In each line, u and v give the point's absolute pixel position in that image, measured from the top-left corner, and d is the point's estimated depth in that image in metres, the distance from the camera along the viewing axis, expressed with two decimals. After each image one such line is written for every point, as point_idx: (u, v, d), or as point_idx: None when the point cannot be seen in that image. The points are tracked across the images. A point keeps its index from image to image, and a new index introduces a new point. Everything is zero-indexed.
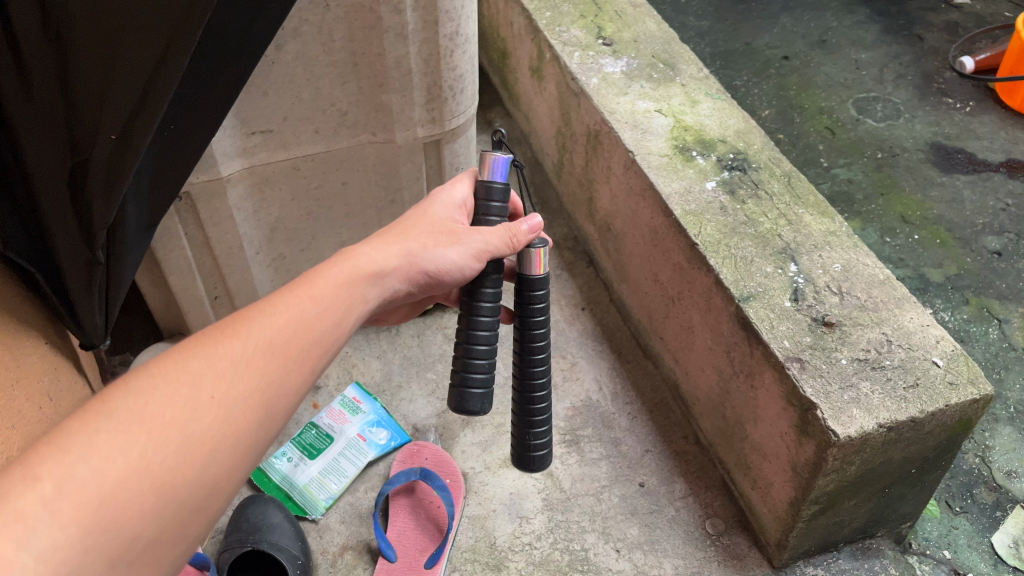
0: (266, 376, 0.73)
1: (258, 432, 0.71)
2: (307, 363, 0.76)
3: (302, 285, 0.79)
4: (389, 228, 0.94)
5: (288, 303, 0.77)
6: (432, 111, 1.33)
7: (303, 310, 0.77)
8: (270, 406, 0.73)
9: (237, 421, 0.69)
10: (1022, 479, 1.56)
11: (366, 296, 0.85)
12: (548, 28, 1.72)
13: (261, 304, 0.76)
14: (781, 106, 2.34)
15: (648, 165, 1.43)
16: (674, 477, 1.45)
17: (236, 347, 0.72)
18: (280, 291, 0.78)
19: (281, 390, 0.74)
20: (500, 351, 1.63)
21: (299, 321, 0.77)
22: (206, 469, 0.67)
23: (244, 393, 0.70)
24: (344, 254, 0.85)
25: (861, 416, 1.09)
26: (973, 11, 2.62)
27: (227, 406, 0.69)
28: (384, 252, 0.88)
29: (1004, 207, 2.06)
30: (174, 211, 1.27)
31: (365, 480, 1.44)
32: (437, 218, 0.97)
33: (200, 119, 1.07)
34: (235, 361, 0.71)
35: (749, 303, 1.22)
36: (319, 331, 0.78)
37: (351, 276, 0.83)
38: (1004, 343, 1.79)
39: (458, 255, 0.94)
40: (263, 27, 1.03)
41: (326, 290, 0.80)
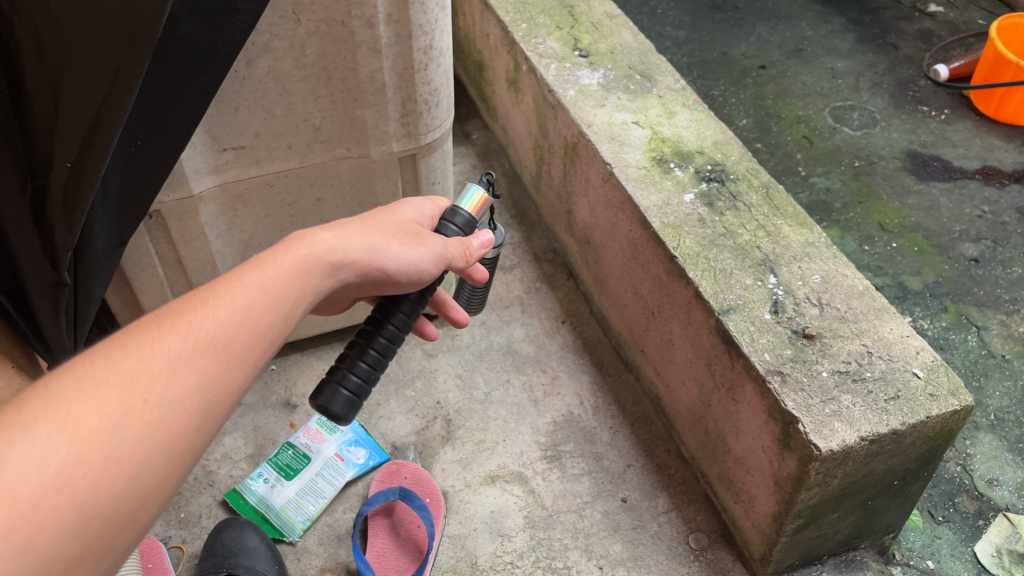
0: (206, 375, 0.67)
1: (197, 434, 0.66)
2: (250, 359, 0.71)
3: (248, 275, 0.74)
4: (349, 217, 0.89)
5: (231, 296, 0.72)
6: (407, 125, 1.31)
7: (249, 304, 0.72)
8: (211, 407, 0.67)
9: (172, 427, 0.64)
10: (1003, 487, 1.56)
11: (321, 287, 0.80)
12: (524, 40, 1.71)
13: (200, 296, 0.71)
14: (759, 116, 2.34)
15: (626, 177, 1.42)
16: (657, 492, 1.43)
17: (173, 345, 0.66)
18: (224, 281, 0.73)
19: (222, 390, 0.68)
20: (480, 366, 1.61)
21: (243, 316, 0.71)
22: (135, 481, 0.61)
23: (180, 396, 0.65)
24: (295, 241, 0.80)
25: (843, 430, 1.09)
26: (946, 19, 2.65)
27: (161, 410, 0.64)
28: (344, 243, 0.83)
29: (980, 214, 2.08)
30: (144, 229, 1.25)
31: (344, 500, 1.42)
32: (400, 219, 0.93)
33: (167, 135, 1.06)
34: (172, 360, 0.66)
35: (729, 316, 1.21)
36: (265, 326, 0.73)
37: (305, 265, 0.78)
38: (983, 350, 1.80)
39: (421, 258, 0.90)
40: (232, 36, 1.02)
41: (276, 282, 0.75)
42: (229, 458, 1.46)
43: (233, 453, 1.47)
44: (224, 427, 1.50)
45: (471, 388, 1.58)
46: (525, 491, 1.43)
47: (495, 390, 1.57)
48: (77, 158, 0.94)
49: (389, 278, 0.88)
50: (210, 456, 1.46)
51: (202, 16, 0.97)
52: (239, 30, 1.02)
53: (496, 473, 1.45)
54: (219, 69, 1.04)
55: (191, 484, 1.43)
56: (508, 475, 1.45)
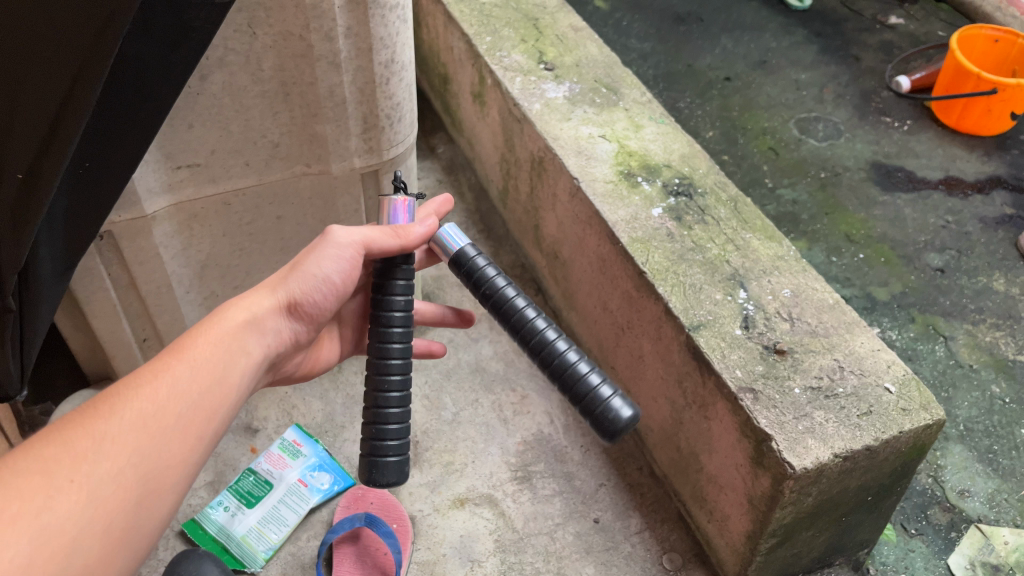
0: (136, 449, 0.74)
1: (135, 507, 0.73)
2: (184, 430, 0.79)
3: (168, 356, 0.83)
4: (263, 286, 0.98)
5: (155, 377, 0.80)
6: (369, 140, 1.28)
7: (172, 379, 0.80)
8: (148, 478, 0.75)
9: (108, 500, 0.71)
10: (974, 498, 1.56)
11: (246, 353, 0.89)
12: (488, 53, 1.69)
13: (126, 381, 0.79)
14: (725, 127, 2.34)
15: (593, 192, 1.40)
16: (629, 511, 1.41)
17: (100, 428, 0.74)
18: (148, 366, 0.81)
19: (158, 461, 0.76)
20: (448, 386, 1.58)
21: (170, 392, 0.79)
22: (70, 558, 0.68)
23: (111, 470, 0.72)
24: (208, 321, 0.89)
25: (816, 447, 1.07)
26: (906, 31, 2.68)
27: (91, 485, 0.71)
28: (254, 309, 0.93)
29: (944, 224, 2.09)
30: (95, 251, 1.20)
31: (308, 527, 1.38)
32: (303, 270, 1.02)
33: (118, 154, 1.01)
34: (99, 440, 0.73)
35: (699, 332, 1.19)
36: (193, 399, 0.81)
37: (223, 338, 0.87)
38: (951, 360, 1.80)
39: (329, 273, 1.00)
40: (186, 51, 0.96)
41: (193, 355, 0.84)
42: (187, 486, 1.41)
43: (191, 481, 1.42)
44: None
45: (439, 408, 1.54)
46: (495, 514, 1.39)
47: (463, 410, 1.54)
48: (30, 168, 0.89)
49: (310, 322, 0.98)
50: None
51: (154, 33, 0.92)
52: (194, 48, 0.96)
53: (465, 496, 1.41)
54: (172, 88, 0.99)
55: None
56: (477, 497, 1.41)
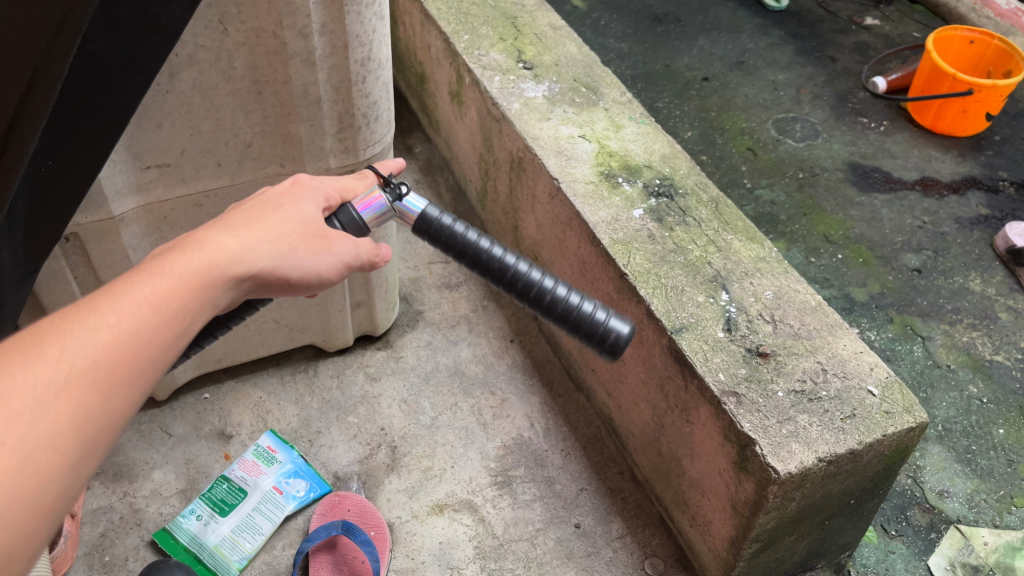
0: (82, 408, 0.58)
1: (70, 479, 0.57)
2: (135, 387, 0.62)
3: (138, 285, 0.64)
4: (242, 210, 0.79)
5: (118, 314, 0.62)
6: (345, 140, 1.25)
7: (137, 321, 0.62)
8: (88, 444, 0.58)
9: (39, 472, 0.55)
10: (953, 499, 1.56)
11: (221, 298, 0.71)
12: (466, 52, 1.67)
13: (78, 312, 0.61)
14: (703, 128, 2.34)
15: (574, 193, 1.38)
16: (610, 516, 1.39)
17: (41, 373, 0.56)
18: (107, 291, 0.63)
19: (102, 425, 0.59)
20: (426, 390, 1.55)
21: (131, 339, 0.62)
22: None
23: (48, 434, 0.55)
24: (192, 246, 0.70)
25: (800, 452, 1.06)
26: (882, 32, 2.69)
27: (24, 452, 0.54)
28: (248, 249, 0.73)
29: (921, 224, 2.10)
30: (60, 253, 1.17)
31: (283, 536, 1.35)
32: (305, 213, 0.83)
33: (81, 156, 0.97)
34: (39, 391, 0.56)
35: (681, 335, 1.18)
36: (156, 347, 0.63)
37: (204, 275, 0.69)
38: (928, 361, 1.80)
39: (327, 265, 0.83)
40: (151, 45, 0.92)
41: (169, 296, 0.65)
42: (158, 494, 1.38)
43: (163, 489, 1.38)
44: (153, 461, 1.41)
45: (417, 412, 1.51)
46: (475, 520, 1.37)
47: (441, 415, 1.51)
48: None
49: (294, 285, 0.79)
50: (137, 493, 1.37)
51: (119, 27, 0.88)
52: (159, 43, 0.93)
53: (444, 502, 1.39)
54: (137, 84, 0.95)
55: (117, 524, 1.33)
56: (457, 503, 1.39)
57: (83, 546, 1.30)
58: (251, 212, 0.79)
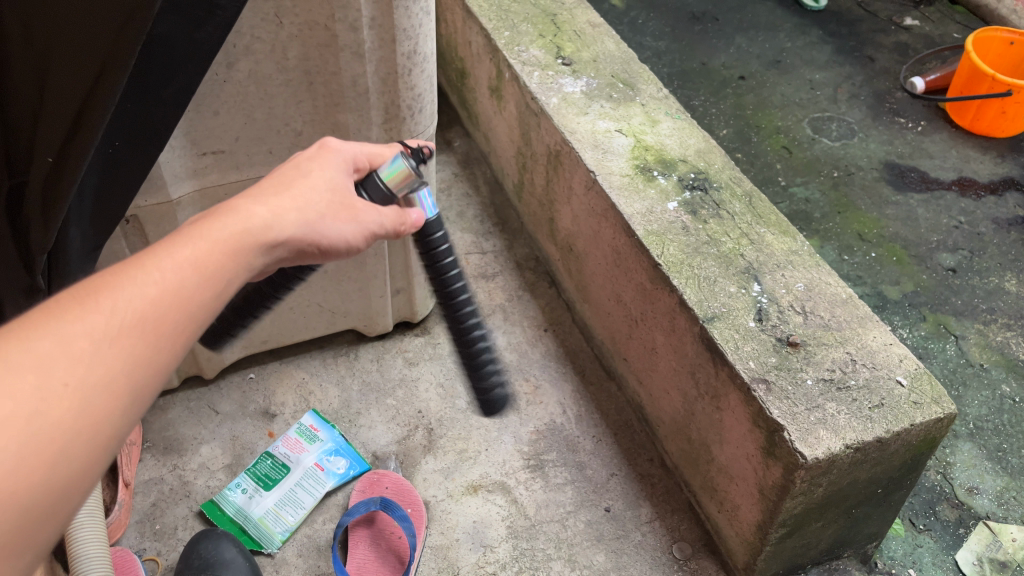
0: (137, 355, 0.60)
1: (125, 422, 0.59)
2: (185, 339, 0.64)
3: (182, 245, 0.66)
4: (277, 178, 0.81)
5: (163, 271, 0.63)
6: (390, 130, 1.30)
7: (184, 277, 0.64)
8: (141, 389, 0.60)
9: (96, 415, 0.57)
10: (983, 495, 1.57)
11: (257, 260, 0.72)
12: (507, 48, 1.71)
13: (131, 266, 0.62)
14: (738, 126, 2.35)
15: (609, 185, 1.42)
16: (640, 501, 1.43)
17: (97, 323, 0.58)
18: (155, 249, 0.64)
19: (155, 372, 0.61)
20: (462, 375, 1.60)
21: (177, 295, 0.63)
22: (54, 472, 0.54)
23: (106, 378, 0.57)
24: (230, 211, 0.71)
25: (828, 438, 1.08)
26: (921, 32, 2.69)
27: (83, 396, 0.56)
28: (278, 215, 0.75)
29: (957, 224, 2.10)
30: (121, 234, 1.23)
31: (323, 510, 1.40)
32: (333, 180, 0.85)
33: (146, 136, 1.03)
34: (96, 339, 0.57)
35: (713, 324, 1.21)
36: (203, 302, 0.65)
37: (241, 238, 0.70)
38: (961, 359, 1.81)
39: (352, 233, 0.84)
40: (210, 33, 0.98)
41: (212, 256, 0.67)
42: (206, 468, 1.44)
43: (210, 463, 1.44)
44: (201, 436, 1.48)
45: (453, 396, 1.56)
46: (508, 501, 1.41)
47: None
48: (60, 150, 0.92)
49: (323, 250, 0.82)
50: (186, 466, 1.44)
51: (184, 18, 0.94)
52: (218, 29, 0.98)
53: (478, 483, 1.44)
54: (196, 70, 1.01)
55: (167, 495, 1.40)
56: (490, 484, 1.43)
57: (135, 514, 1.37)
58: (280, 180, 0.81)
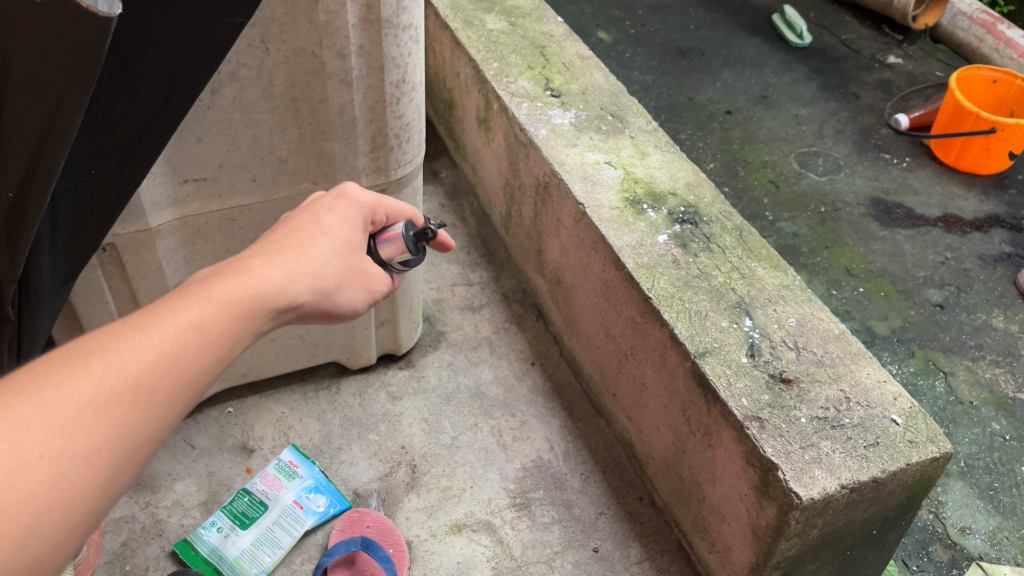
0: (122, 427, 0.57)
1: (103, 495, 0.56)
2: (175, 409, 0.61)
3: (184, 310, 0.64)
4: (288, 231, 0.79)
5: (161, 336, 0.61)
6: (377, 160, 1.28)
7: (180, 344, 0.62)
8: (125, 461, 0.57)
9: (73, 488, 0.54)
10: (976, 535, 1.55)
11: (259, 324, 0.70)
12: (495, 79, 1.70)
13: (126, 333, 0.60)
14: (725, 160, 2.35)
15: (599, 218, 1.40)
16: (629, 541, 1.39)
17: (84, 390, 0.56)
18: (154, 314, 0.63)
19: (139, 445, 0.58)
20: (447, 410, 1.56)
21: (173, 363, 0.61)
22: (20, 550, 0.50)
23: (86, 448, 0.55)
24: (234, 274, 0.69)
25: (823, 478, 1.06)
26: (904, 70, 2.72)
27: (62, 464, 0.53)
28: (288, 277, 0.73)
29: (943, 260, 2.10)
30: (97, 263, 1.20)
31: (302, 550, 1.35)
32: (348, 237, 0.82)
33: (126, 165, 0.99)
34: (80, 408, 0.55)
35: (705, 359, 1.19)
36: (198, 370, 0.63)
37: (244, 300, 0.68)
38: (950, 397, 1.79)
39: (360, 298, 0.83)
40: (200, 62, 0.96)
41: (213, 320, 0.65)
42: (180, 505, 1.39)
43: (185, 500, 1.39)
44: (176, 472, 1.43)
45: (437, 432, 1.52)
46: (493, 541, 1.37)
47: (461, 435, 1.52)
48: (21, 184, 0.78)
49: (332, 314, 0.79)
50: (159, 504, 1.39)
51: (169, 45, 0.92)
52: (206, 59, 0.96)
53: (463, 522, 1.39)
54: (181, 101, 0.98)
55: (139, 533, 1.35)
56: (475, 523, 1.39)
57: (104, 555, 1.31)
58: (296, 237, 0.78)
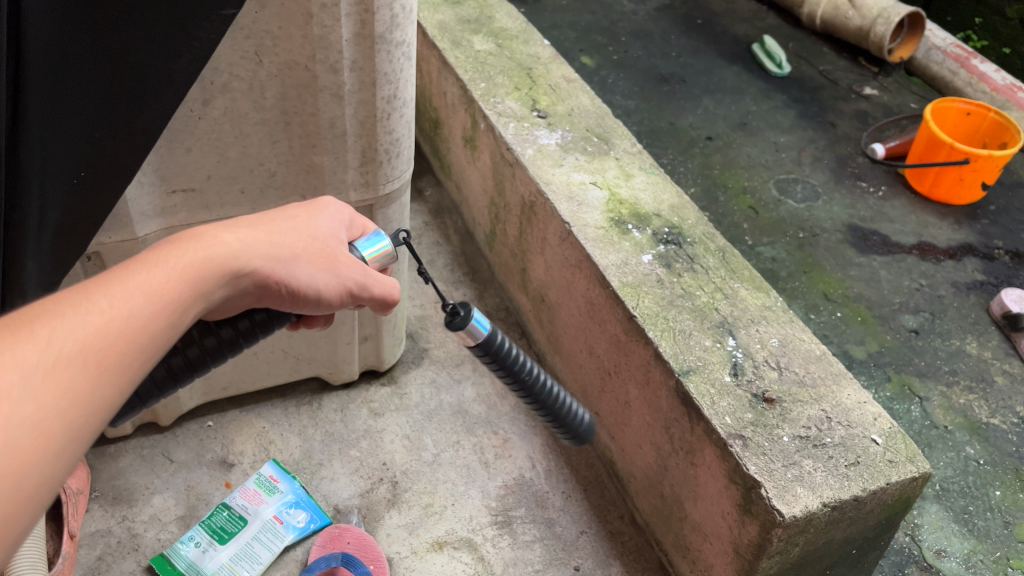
0: (72, 392, 0.56)
1: (58, 462, 0.55)
2: (126, 374, 0.60)
3: (133, 276, 0.63)
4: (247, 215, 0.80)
5: (111, 302, 0.61)
6: (366, 174, 1.28)
7: (131, 309, 0.62)
8: (78, 427, 0.57)
9: (25, 458, 0.53)
10: (951, 558, 1.56)
11: (212, 294, 0.70)
12: (483, 99, 1.71)
13: (72, 299, 0.59)
14: (706, 184, 2.39)
15: (584, 237, 1.41)
16: (610, 560, 1.39)
17: (30, 354, 0.55)
18: (103, 281, 0.62)
19: (93, 409, 0.58)
20: (429, 426, 1.56)
21: (124, 328, 0.61)
22: None
23: (36, 414, 0.54)
24: (187, 241, 0.70)
25: (805, 495, 1.07)
26: (881, 101, 2.78)
27: (10, 429, 0.52)
28: (245, 246, 0.74)
29: (918, 287, 2.14)
30: (80, 271, 1.19)
31: (281, 566, 1.34)
32: (313, 228, 0.84)
33: (116, 162, 1.00)
34: (27, 371, 0.54)
35: (689, 377, 1.20)
36: (150, 336, 0.63)
37: (198, 270, 0.68)
38: (926, 421, 1.82)
39: (326, 284, 0.84)
40: (187, 66, 0.98)
41: (165, 288, 0.65)
42: (157, 520, 1.37)
43: (162, 514, 1.37)
44: (153, 486, 1.41)
45: (419, 449, 1.52)
46: (474, 559, 1.36)
47: (443, 452, 1.52)
48: None
49: (292, 294, 0.81)
50: (136, 518, 1.36)
51: (160, 44, 0.94)
52: (195, 60, 0.98)
53: (444, 539, 1.39)
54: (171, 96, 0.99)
55: (114, 548, 1.32)
56: (456, 541, 1.38)
57: (79, 569, 1.29)
58: (254, 219, 0.79)
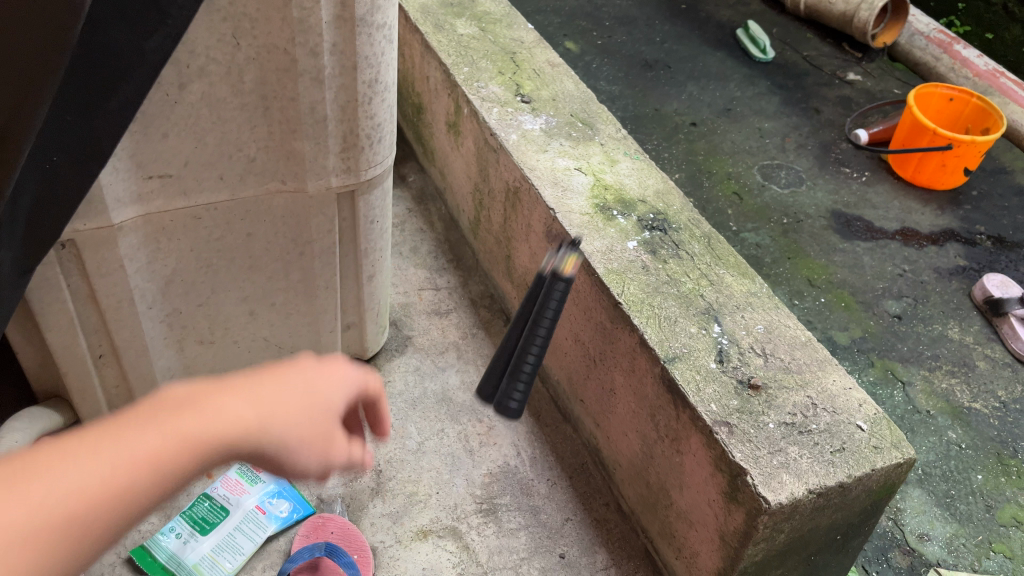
0: (88, 509, 0.52)
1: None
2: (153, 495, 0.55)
3: (208, 399, 0.59)
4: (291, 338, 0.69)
5: (171, 421, 0.57)
6: (347, 160, 1.26)
7: (183, 436, 0.56)
8: (69, 548, 0.51)
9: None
10: (933, 542, 1.57)
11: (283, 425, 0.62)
12: (465, 83, 1.69)
13: (128, 421, 0.56)
14: (690, 171, 2.38)
15: (569, 223, 1.40)
16: (595, 547, 1.39)
17: (69, 471, 0.52)
18: (170, 399, 0.58)
19: (94, 535, 0.52)
20: (413, 415, 1.54)
21: (177, 455, 0.56)
22: None
23: (41, 522, 0.50)
24: (279, 370, 0.65)
25: (791, 482, 1.06)
26: (864, 87, 2.78)
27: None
28: (313, 394, 0.65)
29: (901, 272, 2.14)
30: (55, 260, 1.16)
31: (263, 557, 1.32)
32: (313, 420, 0.65)
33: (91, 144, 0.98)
34: (54, 492, 0.51)
35: (674, 364, 1.19)
36: (194, 462, 0.57)
37: (268, 398, 0.62)
38: (909, 406, 1.83)
39: (354, 393, 0.70)
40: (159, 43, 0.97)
41: (236, 413, 0.60)
42: None
43: None
44: None
45: (403, 437, 1.50)
46: (459, 547, 1.36)
47: (428, 440, 1.50)
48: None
49: (283, 469, 0.64)
50: None
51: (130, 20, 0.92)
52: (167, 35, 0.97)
53: (429, 528, 1.38)
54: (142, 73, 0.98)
55: None
56: (441, 530, 1.38)
57: None
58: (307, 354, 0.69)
